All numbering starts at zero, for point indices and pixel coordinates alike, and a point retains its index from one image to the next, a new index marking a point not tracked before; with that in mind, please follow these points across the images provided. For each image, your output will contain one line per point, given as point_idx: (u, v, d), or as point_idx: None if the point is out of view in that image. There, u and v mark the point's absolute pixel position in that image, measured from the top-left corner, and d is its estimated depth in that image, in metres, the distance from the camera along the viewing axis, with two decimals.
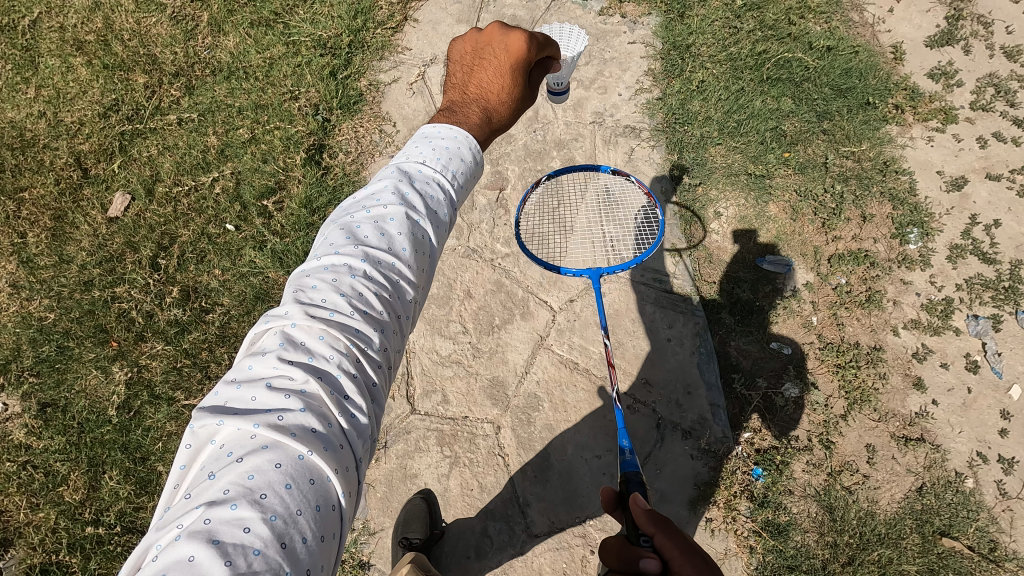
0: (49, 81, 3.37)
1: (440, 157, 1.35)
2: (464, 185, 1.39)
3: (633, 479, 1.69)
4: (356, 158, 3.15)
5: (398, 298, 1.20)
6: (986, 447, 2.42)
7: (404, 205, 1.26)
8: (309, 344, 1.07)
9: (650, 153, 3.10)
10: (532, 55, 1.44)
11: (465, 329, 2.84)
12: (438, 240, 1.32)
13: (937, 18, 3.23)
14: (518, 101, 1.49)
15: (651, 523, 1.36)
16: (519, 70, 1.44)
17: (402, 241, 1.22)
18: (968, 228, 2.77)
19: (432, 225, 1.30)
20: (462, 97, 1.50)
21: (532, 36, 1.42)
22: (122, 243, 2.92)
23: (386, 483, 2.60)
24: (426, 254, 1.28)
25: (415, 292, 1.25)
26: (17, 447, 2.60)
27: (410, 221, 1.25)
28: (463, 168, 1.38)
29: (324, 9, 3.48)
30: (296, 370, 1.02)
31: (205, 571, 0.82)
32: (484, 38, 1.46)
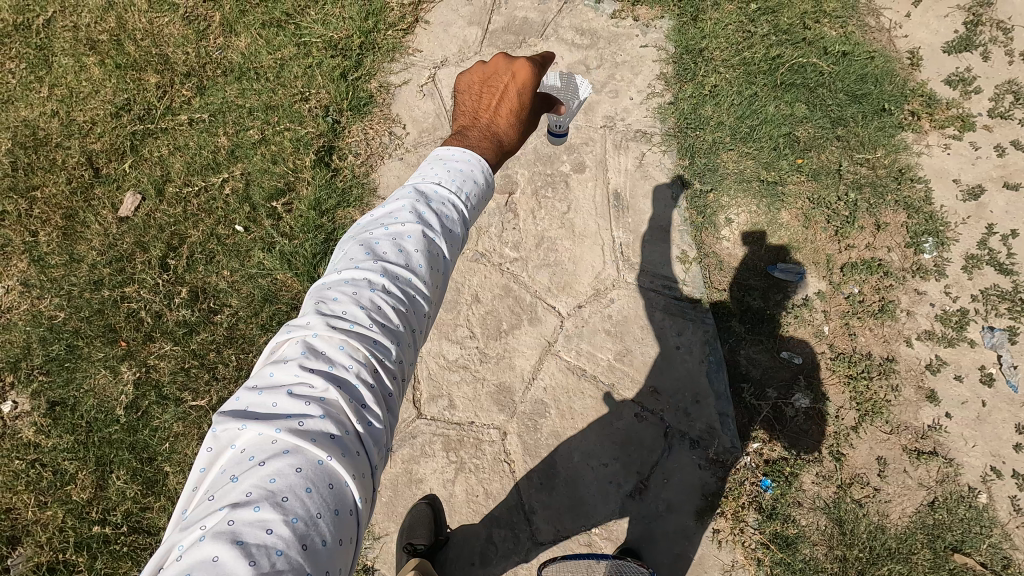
0: (62, 80, 3.37)
1: (454, 180, 1.33)
2: (477, 206, 1.37)
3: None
4: (366, 160, 3.15)
5: (414, 313, 1.18)
6: (1001, 462, 2.38)
7: (421, 222, 1.24)
8: (328, 354, 1.06)
9: (661, 158, 3.06)
10: (538, 80, 1.50)
11: (472, 334, 2.82)
12: (454, 256, 1.30)
13: (955, 23, 3.17)
14: (526, 124, 1.51)
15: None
16: (528, 92, 1.48)
17: (419, 257, 1.21)
18: (984, 238, 2.72)
19: (448, 241, 1.28)
20: (473, 122, 1.49)
21: (536, 63, 1.49)
22: (132, 243, 2.93)
23: (390, 488, 2.59)
24: (441, 270, 1.26)
25: (430, 307, 1.24)
26: (26, 445, 2.62)
27: (426, 238, 1.23)
28: (477, 189, 1.36)
29: (335, 9, 3.45)
30: (316, 379, 1.01)
31: (231, 570, 0.81)
32: (491, 67, 1.49)
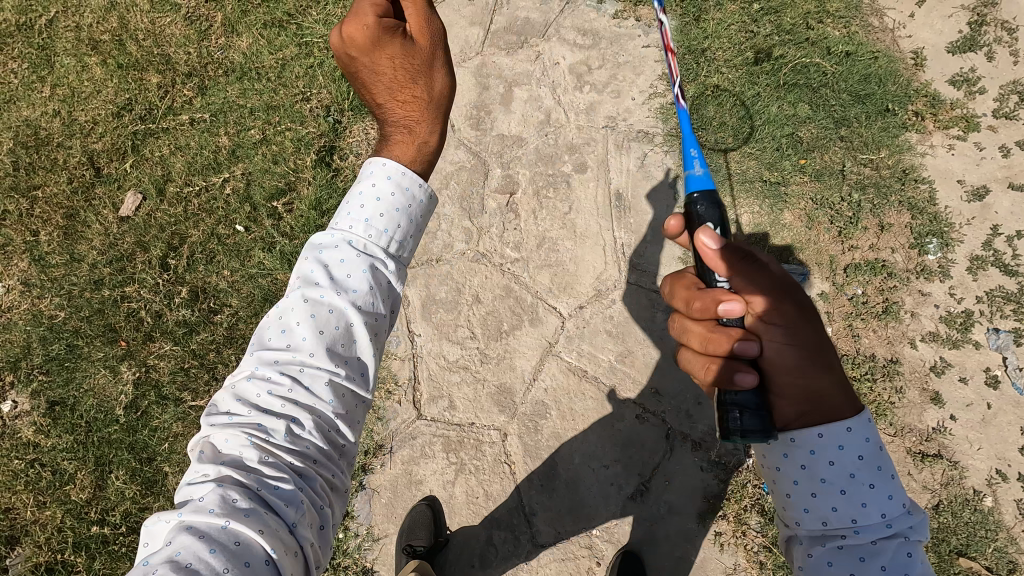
0: (64, 80, 3.36)
1: (354, 213, 1.45)
2: (377, 232, 1.44)
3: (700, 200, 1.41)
4: (367, 160, 3.14)
5: (306, 378, 1.32)
6: (1006, 465, 2.38)
7: (299, 292, 1.38)
8: (228, 440, 1.27)
9: (663, 159, 3.04)
10: (381, 28, 1.43)
11: (472, 334, 2.80)
12: (351, 296, 1.38)
13: (960, 22, 3.14)
14: (415, 72, 1.49)
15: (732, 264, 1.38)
16: (385, 52, 1.45)
17: (302, 327, 1.35)
18: (989, 239, 2.70)
19: (335, 290, 1.37)
20: (384, 122, 1.58)
21: (353, 29, 1.43)
22: (133, 243, 2.93)
23: (390, 489, 2.58)
24: (336, 320, 1.36)
25: (332, 357, 1.34)
26: (25, 445, 2.61)
27: (307, 304, 1.36)
28: (374, 221, 1.45)
29: (336, 9, 3.44)
30: (212, 464, 1.23)
31: None
32: (350, 67, 1.52)
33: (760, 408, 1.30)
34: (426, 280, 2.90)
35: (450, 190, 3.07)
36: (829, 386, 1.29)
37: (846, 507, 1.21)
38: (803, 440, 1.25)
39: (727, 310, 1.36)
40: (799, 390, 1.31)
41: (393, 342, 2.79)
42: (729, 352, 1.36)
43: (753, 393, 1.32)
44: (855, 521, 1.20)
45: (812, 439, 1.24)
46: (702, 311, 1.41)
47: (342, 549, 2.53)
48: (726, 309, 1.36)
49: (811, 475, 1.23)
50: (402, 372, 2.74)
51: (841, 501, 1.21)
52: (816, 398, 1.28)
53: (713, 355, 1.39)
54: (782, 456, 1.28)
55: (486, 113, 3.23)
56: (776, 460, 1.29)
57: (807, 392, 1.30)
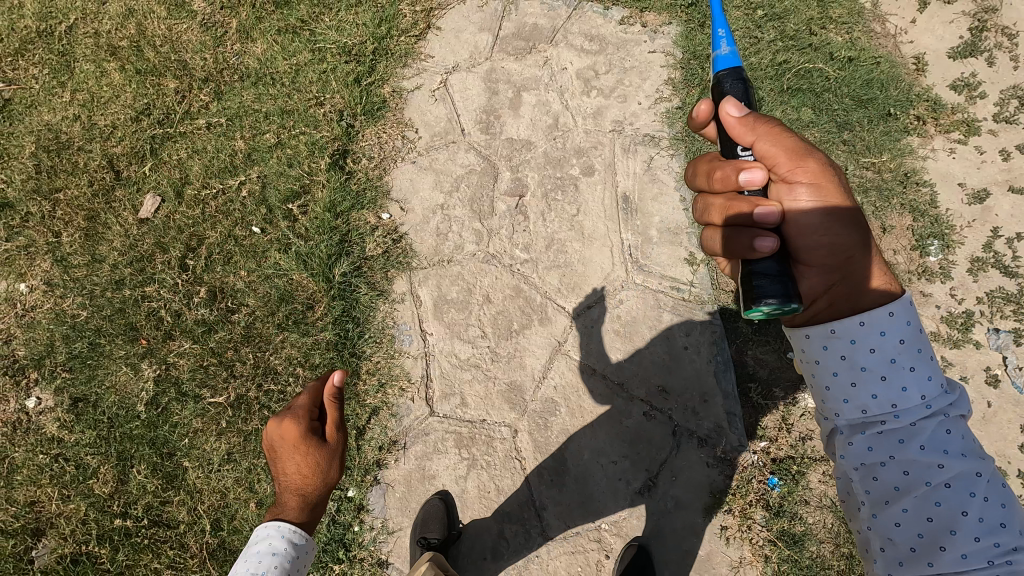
0: (84, 85, 3.44)
1: (250, 568, 1.74)
2: None
3: (727, 77, 1.50)
4: (379, 163, 3.22)
5: None
6: (1005, 462, 2.45)
7: None
8: None
9: (669, 162, 3.11)
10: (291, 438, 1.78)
11: (483, 334, 2.87)
12: None
13: (960, 29, 3.21)
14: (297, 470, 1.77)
15: (754, 131, 1.46)
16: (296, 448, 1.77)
17: None
18: (989, 241, 2.76)
19: None
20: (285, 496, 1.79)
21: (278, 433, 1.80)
22: (152, 244, 3.00)
23: (404, 484, 2.65)
24: None
25: None
26: (50, 440, 2.69)
27: None
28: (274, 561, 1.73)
29: (349, 15, 3.52)
30: None
31: None
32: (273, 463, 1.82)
33: (781, 275, 1.38)
34: (437, 280, 2.97)
35: (461, 193, 3.14)
36: (855, 249, 1.40)
37: (885, 393, 1.34)
38: (845, 330, 1.35)
39: (747, 179, 1.40)
40: (831, 251, 1.41)
41: (405, 341, 2.86)
42: (753, 221, 1.42)
43: (774, 261, 1.40)
44: (895, 407, 1.33)
45: (854, 329, 1.34)
46: (722, 183, 1.47)
47: (357, 542, 2.60)
48: (748, 177, 1.40)
49: (851, 365, 1.35)
50: (415, 370, 2.81)
51: (884, 389, 1.33)
52: (848, 287, 1.40)
53: (737, 227, 1.45)
54: (823, 349, 1.38)
55: (496, 117, 3.30)
56: (818, 353, 1.39)
57: (838, 260, 1.41)
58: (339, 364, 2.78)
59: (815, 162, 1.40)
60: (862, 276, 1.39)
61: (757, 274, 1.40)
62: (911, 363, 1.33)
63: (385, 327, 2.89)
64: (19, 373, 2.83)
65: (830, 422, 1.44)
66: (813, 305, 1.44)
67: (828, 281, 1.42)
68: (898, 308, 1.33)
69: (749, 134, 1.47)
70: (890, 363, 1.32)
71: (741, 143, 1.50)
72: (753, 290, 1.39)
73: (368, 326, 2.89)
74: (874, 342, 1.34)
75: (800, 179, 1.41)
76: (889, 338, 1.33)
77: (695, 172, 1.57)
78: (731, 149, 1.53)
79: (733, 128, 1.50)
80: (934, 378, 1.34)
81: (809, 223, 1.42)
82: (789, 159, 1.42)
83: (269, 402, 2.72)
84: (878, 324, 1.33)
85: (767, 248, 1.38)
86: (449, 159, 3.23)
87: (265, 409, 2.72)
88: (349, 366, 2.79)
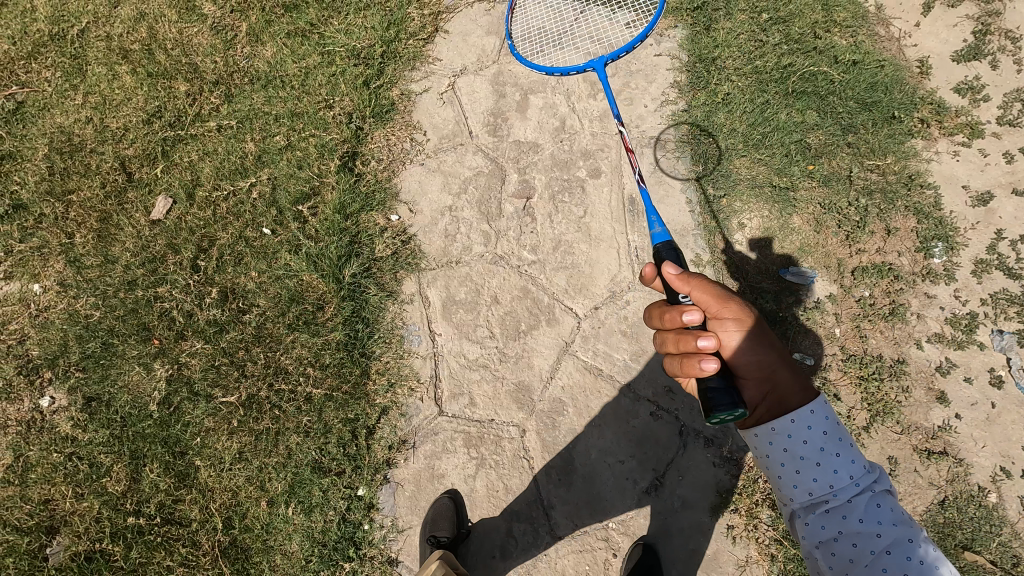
0: (96, 88, 3.48)
1: None
2: None
3: (663, 245, 1.95)
4: (388, 166, 3.26)
5: None
6: (1010, 462, 2.46)
7: None
8: None
9: (675, 165, 3.14)
10: None
11: (491, 334, 2.90)
12: None
13: (963, 32, 3.24)
14: None
15: (690, 284, 1.85)
16: None
17: None
18: (993, 243, 2.79)
19: None
20: None
21: None
22: (164, 245, 3.04)
23: (413, 483, 2.68)
24: None
25: None
26: (64, 439, 2.73)
27: None
28: None
29: (358, 19, 3.56)
30: None
31: None
32: None
33: (727, 390, 1.66)
34: (446, 282, 3.01)
35: (469, 195, 3.18)
36: (775, 367, 1.74)
37: (824, 477, 1.60)
38: (781, 426, 1.65)
39: (689, 320, 1.71)
40: (756, 371, 1.75)
41: (414, 341, 2.90)
42: (698, 348, 1.69)
43: (720, 377, 1.68)
44: (833, 488, 1.60)
45: (787, 426, 1.64)
46: (671, 322, 1.77)
47: (367, 540, 2.62)
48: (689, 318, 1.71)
49: (792, 456, 1.63)
50: (424, 370, 2.84)
51: (821, 473, 1.61)
52: (776, 396, 1.71)
53: (687, 352, 1.72)
54: (769, 444, 1.67)
55: (503, 119, 3.33)
56: (766, 448, 1.67)
57: (764, 375, 1.74)
58: (348, 363, 2.80)
59: (736, 306, 1.80)
60: (786, 386, 1.71)
61: (708, 389, 1.67)
62: (837, 449, 1.61)
63: (395, 328, 2.93)
64: (33, 373, 2.86)
65: (787, 507, 1.69)
66: (756, 412, 1.73)
67: (761, 392, 1.74)
68: (816, 406, 1.65)
69: (685, 286, 1.86)
70: (821, 451, 1.61)
71: (680, 292, 1.87)
72: (708, 402, 1.65)
73: (377, 326, 2.93)
74: (804, 435, 1.63)
75: (726, 318, 1.78)
76: (816, 430, 1.63)
77: (648, 314, 1.88)
78: (673, 296, 1.90)
79: (675, 279, 1.87)
80: (858, 460, 1.62)
81: (738, 350, 1.77)
82: (716, 304, 1.81)
83: (279, 401, 2.75)
84: (804, 420, 1.63)
85: (713, 369, 1.64)
86: (457, 162, 3.26)
87: (275, 408, 2.74)
88: (359, 366, 2.82)
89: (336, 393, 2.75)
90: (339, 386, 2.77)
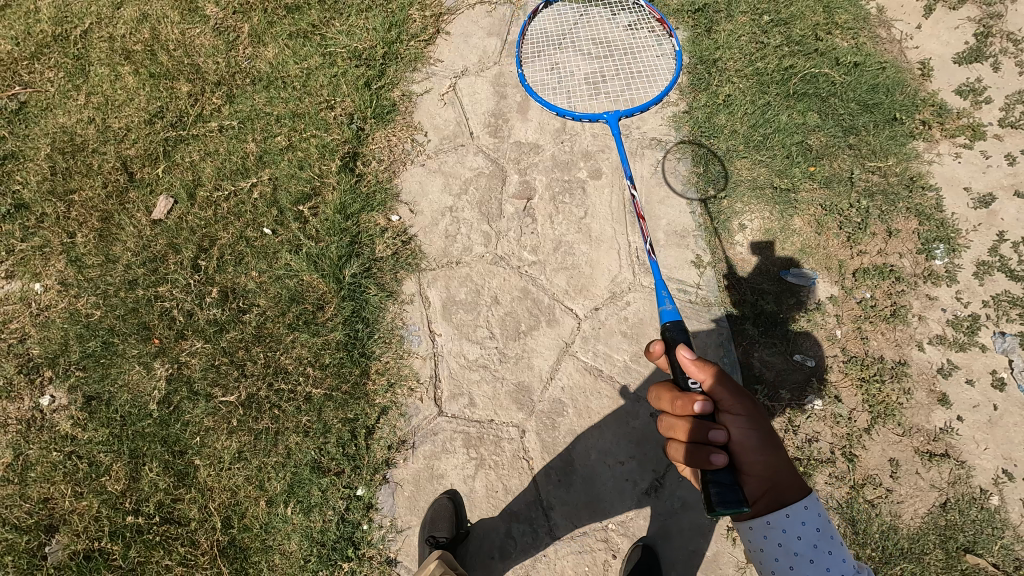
0: (98, 89, 3.49)
1: None
2: None
3: (676, 330, 1.96)
4: (389, 166, 3.27)
5: None
6: (1012, 465, 2.45)
7: None
8: None
9: (676, 166, 3.14)
10: None
11: (492, 335, 2.89)
12: None
13: (965, 34, 3.24)
14: None
15: (703, 372, 1.79)
16: None
17: None
18: (995, 245, 2.78)
19: None
20: None
21: None
22: (165, 245, 3.05)
23: (413, 483, 2.68)
24: None
25: None
26: (63, 437, 2.73)
27: None
28: None
29: (359, 21, 3.58)
30: None
31: None
32: None
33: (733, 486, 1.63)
34: (446, 282, 3.01)
35: (470, 195, 3.18)
36: (780, 466, 1.71)
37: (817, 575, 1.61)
38: (776, 521, 1.66)
39: (702, 408, 1.67)
40: (760, 469, 1.71)
41: (414, 342, 2.90)
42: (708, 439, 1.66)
43: (725, 472, 1.66)
44: None
45: (782, 520, 1.66)
46: (682, 409, 1.73)
47: (366, 540, 2.61)
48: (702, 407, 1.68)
49: (787, 551, 1.65)
50: (424, 370, 2.84)
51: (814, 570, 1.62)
52: (776, 492, 1.69)
53: (694, 442, 1.70)
54: (763, 537, 1.69)
55: (504, 120, 3.34)
56: (761, 541, 1.69)
57: (768, 473, 1.71)
58: (348, 363, 2.80)
59: (748, 401, 1.76)
60: (787, 483, 1.69)
61: (714, 484, 1.63)
62: (830, 547, 1.63)
63: (395, 328, 2.93)
64: (33, 372, 2.87)
65: None
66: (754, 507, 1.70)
67: (761, 489, 1.70)
68: (811, 502, 1.67)
69: (700, 373, 1.81)
70: (815, 548, 1.62)
71: (692, 377, 1.83)
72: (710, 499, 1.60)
73: (377, 326, 2.93)
74: (798, 530, 1.64)
75: (737, 412, 1.74)
76: (810, 527, 1.64)
77: (658, 396, 1.84)
78: (683, 380, 1.85)
79: (689, 365, 1.82)
80: (850, 558, 1.64)
81: (748, 445, 1.73)
82: (728, 395, 1.76)
83: (279, 400, 2.74)
84: (799, 515, 1.65)
85: (721, 462, 1.62)
86: (457, 163, 3.26)
87: (275, 408, 2.74)
88: (359, 366, 2.82)
89: (336, 393, 2.75)
90: (339, 386, 2.77)
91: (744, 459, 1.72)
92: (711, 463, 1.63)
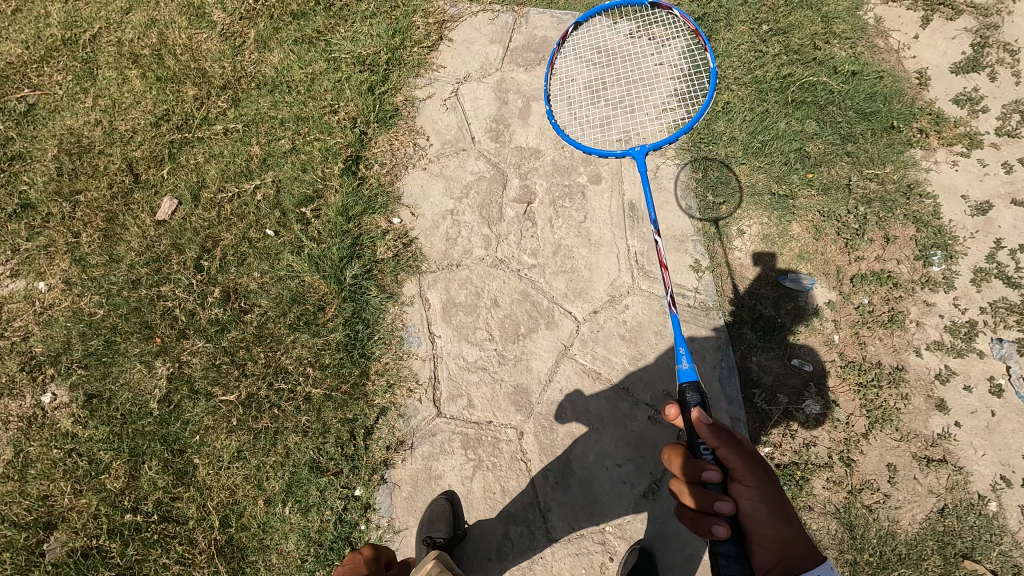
0: (106, 92, 3.54)
1: None
2: None
3: (692, 392, 1.86)
4: (391, 170, 3.31)
5: None
6: (1010, 471, 2.45)
7: None
8: None
9: (675, 172, 3.16)
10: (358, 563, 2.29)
11: (491, 337, 2.91)
12: None
13: (962, 45, 3.28)
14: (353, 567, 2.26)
15: (715, 439, 1.72)
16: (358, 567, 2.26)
17: None
18: (992, 252, 2.80)
19: None
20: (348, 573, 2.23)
21: (357, 556, 2.31)
22: (168, 245, 3.08)
23: (411, 484, 2.68)
24: None
25: None
26: (64, 435, 2.75)
27: None
28: None
29: (364, 27, 3.63)
30: None
31: None
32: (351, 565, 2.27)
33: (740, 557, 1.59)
34: (446, 284, 3.03)
35: (470, 199, 3.21)
36: (793, 537, 1.60)
37: None
38: None
39: (708, 475, 1.66)
40: (773, 541, 1.60)
41: (414, 343, 2.92)
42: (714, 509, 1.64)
43: (733, 542, 1.61)
44: None
45: None
46: (691, 476, 1.72)
47: (364, 540, 2.62)
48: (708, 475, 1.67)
49: None
50: (423, 372, 2.86)
51: None
52: (790, 562, 1.56)
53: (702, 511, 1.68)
54: None
55: (506, 126, 3.37)
56: None
57: (781, 545, 1.59)
58: (348, 364, 2.82)
59: (760, 471, 1.69)
60: (802, 553, 1.57)
61: (719, 556, 1.60)
62: None
63: (395, 329, 2.95)
64: (36, 369, 2.89)
65: None
66: None
67: (774, 560, 1.58)
68: (827, 572, 1.54)
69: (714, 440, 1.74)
70: None
71: (704, 443, 1.76)
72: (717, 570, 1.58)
73: (377, 327, 2.95)
74: None
75: (748, 482, 1.67)
76: None
77: (669, 460, 1.82)
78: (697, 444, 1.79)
79: (701, 430, 1.74)
80: None
81: (757, 516, 1.63)
82: (740, 464, 1.70)
83: (279, 400, 2.76)
84: None
85: (723, 534, 1.58)
86: (459, 166, 3.30)
87: (275, 407, 2.76)
88: (359, 366, 2.83)
89: (335, 394, 2.77)
90: (339, 386, 2.78)
91: (755, 530, 1.63)
92: (714, 536, 1.60)
